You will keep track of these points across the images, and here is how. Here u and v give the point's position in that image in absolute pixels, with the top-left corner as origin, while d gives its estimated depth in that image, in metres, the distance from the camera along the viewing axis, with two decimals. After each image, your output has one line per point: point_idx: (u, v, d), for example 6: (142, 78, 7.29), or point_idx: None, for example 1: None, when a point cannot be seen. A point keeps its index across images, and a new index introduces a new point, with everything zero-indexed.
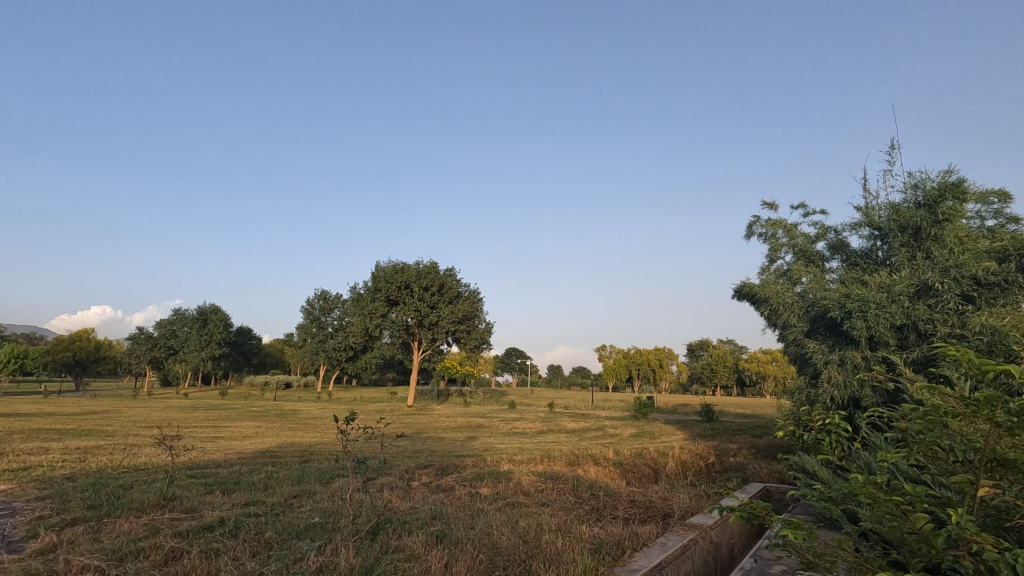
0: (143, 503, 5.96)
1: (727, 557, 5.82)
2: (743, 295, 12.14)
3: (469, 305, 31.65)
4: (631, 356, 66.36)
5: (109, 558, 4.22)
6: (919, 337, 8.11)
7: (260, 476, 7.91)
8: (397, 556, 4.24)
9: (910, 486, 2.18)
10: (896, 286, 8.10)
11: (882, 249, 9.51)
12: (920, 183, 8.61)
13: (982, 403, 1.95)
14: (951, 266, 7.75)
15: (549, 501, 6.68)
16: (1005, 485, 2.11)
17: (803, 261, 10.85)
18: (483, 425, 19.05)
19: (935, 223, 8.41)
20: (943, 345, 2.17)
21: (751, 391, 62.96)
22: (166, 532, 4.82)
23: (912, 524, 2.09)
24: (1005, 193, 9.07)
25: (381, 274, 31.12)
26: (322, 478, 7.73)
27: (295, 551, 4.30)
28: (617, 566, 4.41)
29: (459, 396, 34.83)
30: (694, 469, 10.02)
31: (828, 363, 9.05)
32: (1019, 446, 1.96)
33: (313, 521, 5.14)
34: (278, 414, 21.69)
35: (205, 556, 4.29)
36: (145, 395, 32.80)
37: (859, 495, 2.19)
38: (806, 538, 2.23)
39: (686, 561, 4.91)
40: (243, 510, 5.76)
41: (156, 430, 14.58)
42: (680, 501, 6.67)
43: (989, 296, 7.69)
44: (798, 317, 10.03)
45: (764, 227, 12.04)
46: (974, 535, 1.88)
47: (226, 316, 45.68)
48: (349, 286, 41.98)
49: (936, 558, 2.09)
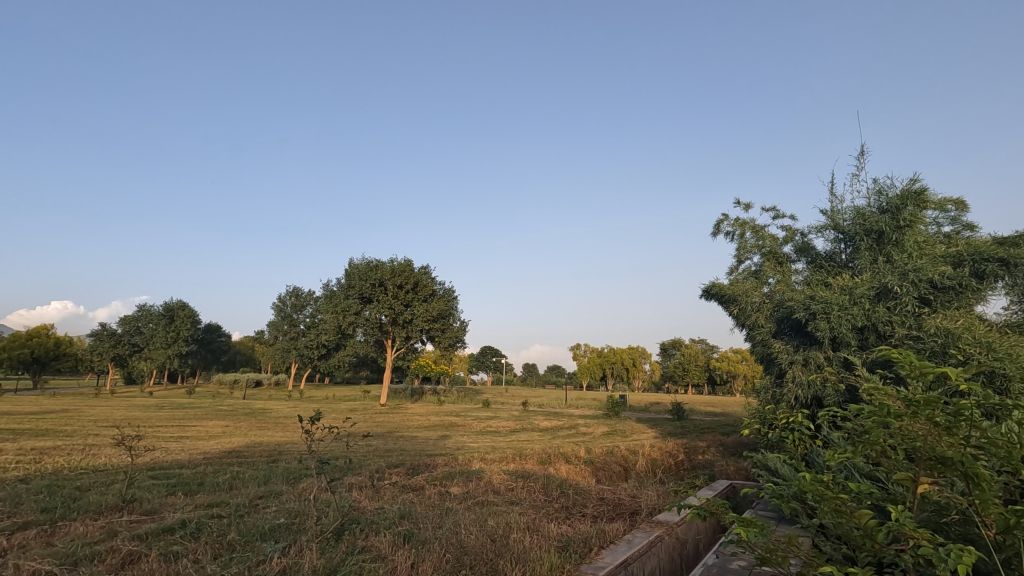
0: (100, 506, 5.77)
1: (692, 553, 5.98)
2: (711, 295, 12.41)
3: (444, 304, 31.42)
4: (604, 355, 67.06)
5: (62, 562, 4.09)
6: (879, 338, 8.41)
7: (225, 476, 7.78)
8: (364, 556, 4.22)
9: (857, 484, 2.29)
10: (858, 288, 8.34)
11: (846, 251, 9.79)
12: (884, 190, 8.92)
13: (922, 404, 2.03)
14: (910, 270, 8.03)
15: (519, 500, 6.66)
16: (942, 481, 2.21)
17: (770, 262, 11.11)
18: (457, 425, 18.85)
19: (897, 228, 8.69)
20: (888, 349, 2.29)
21: (721, 390, 64.60)
22: (124, 534, 4.69)
23: (858, 521, 2.18)
24: (962, 202, 9.46)
25: (355, 271, 30.89)
26: (289, 478, 7.63)
27: (258, 553, 4.25)
28: (583, 564, 4.44)
29: (433, 395, 34.60)
30: (663, 468, 10.13)
31: (793, 363, 9.30)
32: (959, 446, 2.05)
33: (279, 521, 5.09)
34: (247, 413, 21.19)
35: (165, 559, 4.20)
36: (108, 394, 31.70)
37: (809, 492, 2.29)
38: (756, 536, 2.30)
39: (651, 559, 5.00)
40: (205, 512, 5.62)
41: (116, 430, 14.11)
42: (648, 499, 6.76)
43: (945, 299, 7.99)
44: (766, 318, 10.30)
45: (732, 227, 12.31)
46: (911, 531, 1.96)
47: (193, 312, 44.66)
48: (324, 284, 41.33)
49: (878, 553, 2.19)
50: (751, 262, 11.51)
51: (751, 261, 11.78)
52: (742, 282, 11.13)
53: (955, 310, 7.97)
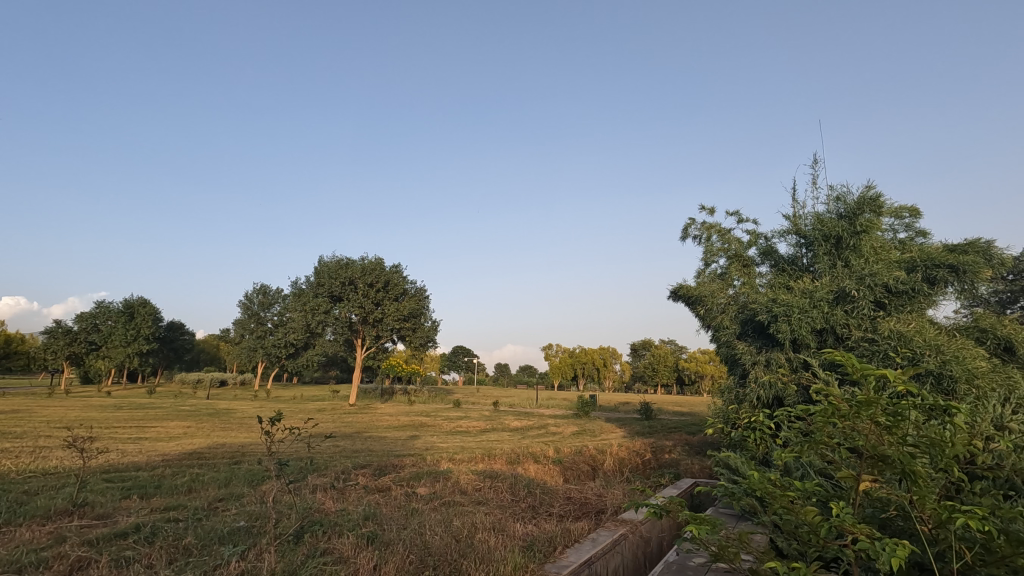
0: (48, 511, 5.55)
1: (655, 550, 6.13)
2: (678, 296, 12.63)
3: (415, 303, 31.24)
4: (575, 356, 67.57)
5: (5, 570, 3.91)
6: (836, 340, 8.67)
7: (185, 478, 7.55)
8: (325, 559, 4.16)
9: (802, 481, 2.36)
10: (817, 292, 8.57)
11: (807, 256, 10.07)
12: (842, 196, 9.25)
13: (863, 404, 2.12)
14: (866, 275, 8.31)
15: (486, 500, 6.67)
16: (884, 478, 2.30)
17: (736, 265, 11.34)
18: (427, 425, 18.71)
19: (854, 233, 9.00)
20: (834, 351, 2.37)
21: (689, 390, 65.84)
22: (73, 540, 4.52)
23: (805, 519, 2.26)
24: (915, 209, 9.87)
25: (325, 269, 30.42)
26: (251, 480, 7.46)
27: (216, 557, 4.14)
28: (547, 563, 4.48)
29: (404, 395, 34.40)
30: (629, 467, 10.30)
31: (756, 363, 9.54)
32: (897, 445, 2.14)
33: (238, 524, 4.98)
34: (210, 413, 20.65)
35: (115, 566, 4.06)
36: (62, 394, 30.49)
37: (757, 490, 2.36)
38: (708, 532, 2.36)
39: (614, 556, 5.09)
40: (161, 515, 5.48)
41: (69, 431, 13.59)
42: (613, 498, 6.87)
43: (898, 303, 8.28)
44: (730, 319, 10.60)
45: (699, 231, 12.56)
46: (851, 527, 2.04)
47: (155, 309, 43.55)
48: (293, 282, 40.52)
49: (822, 548, 2.28)
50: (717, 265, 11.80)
51: (717, 263, 12.06)
52: (708, 283, 11.43)
53: (908, 314, 8.28)
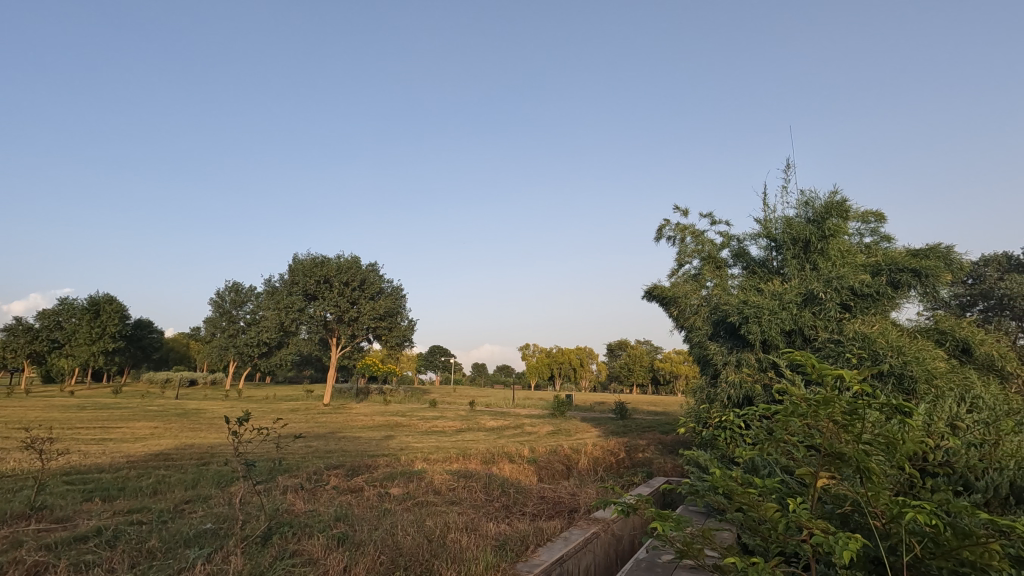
0: (4, 514, 5.35)
1: (627, 547, 6.23)
2: (653, 296, 12.79)
3: (391, 302, 30.97)
4: (552, 355, 67.91)
5: None
6: (804, 341, 8.88)
7: (149, 480, 7.35)
8: (294, 560, 4.11)
9: (763, 478, 2.42)
10: (787, 294, 8.77)
11: (777, 258, 10.29)
12: (810, 201, 9.49)
13: (820, 402, 2.19)
14: (833, 278, 8.52)
15: (459, 500, 6.65)
16: (839, 475, 2.38)
17: (709, 266, 11.54)
18: (402, 425, 18.58)
19: (822, 237, 9.27)
20: (794, 352, 2.44)
21: (664, 390, 66.76)
22: (30, 544, 4.37)
23: (765, 515, 2.32)
24: (881, 214, 10.17)
25: (299, 267, 29.96)
26: (219, 481, 7.31)
27: (180, 560, 4.04)
28: (519, 561, 4.50)
29: (379, 395, 34.13)
30: (603, 466, 10.41)
31: (727, 363, 9.74)
32: (854, 442, 2.21)
33: (205, 527, 4.89)
34: (178, 413, 20.18)
35: (74, 570, 3.95)
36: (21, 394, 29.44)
37: (720, 488, 2.41)
38: (672, 529, 2.41)
39: (586, 555, 5.14)
40: (125, 518, 5.34)
41: (28, 433, 13.13)
42: (585, 497, 6.93)
43: (864, 305, 8.50)
44: (703, 319, 10.85)
45: (674, 232, 12.75)
46: (807, 521, 2.10)
47: (122, 307, 42.30)
48: (267, 279, 39.83)
49: (782, 544, 2.35)
50: (691, 266, 12.03)
51: (691, 264, 12.29)
52: (682, 283, 11.70)
53: (873, 315, 8.51)
